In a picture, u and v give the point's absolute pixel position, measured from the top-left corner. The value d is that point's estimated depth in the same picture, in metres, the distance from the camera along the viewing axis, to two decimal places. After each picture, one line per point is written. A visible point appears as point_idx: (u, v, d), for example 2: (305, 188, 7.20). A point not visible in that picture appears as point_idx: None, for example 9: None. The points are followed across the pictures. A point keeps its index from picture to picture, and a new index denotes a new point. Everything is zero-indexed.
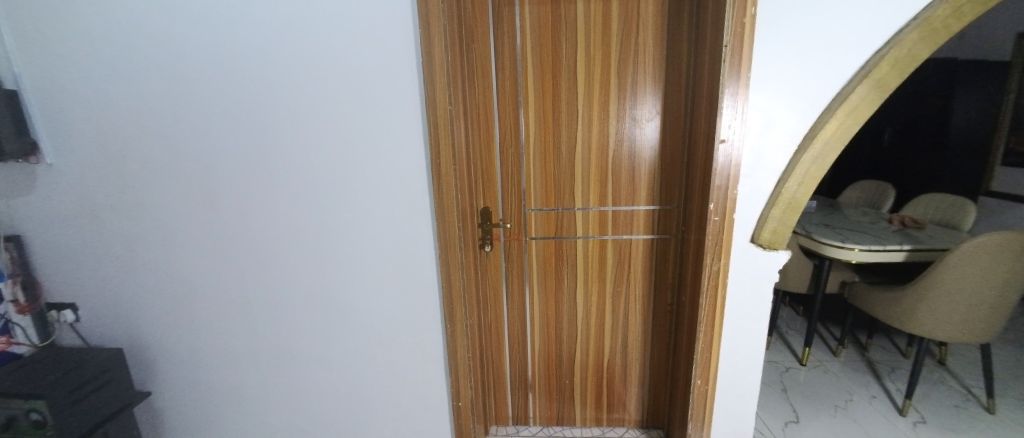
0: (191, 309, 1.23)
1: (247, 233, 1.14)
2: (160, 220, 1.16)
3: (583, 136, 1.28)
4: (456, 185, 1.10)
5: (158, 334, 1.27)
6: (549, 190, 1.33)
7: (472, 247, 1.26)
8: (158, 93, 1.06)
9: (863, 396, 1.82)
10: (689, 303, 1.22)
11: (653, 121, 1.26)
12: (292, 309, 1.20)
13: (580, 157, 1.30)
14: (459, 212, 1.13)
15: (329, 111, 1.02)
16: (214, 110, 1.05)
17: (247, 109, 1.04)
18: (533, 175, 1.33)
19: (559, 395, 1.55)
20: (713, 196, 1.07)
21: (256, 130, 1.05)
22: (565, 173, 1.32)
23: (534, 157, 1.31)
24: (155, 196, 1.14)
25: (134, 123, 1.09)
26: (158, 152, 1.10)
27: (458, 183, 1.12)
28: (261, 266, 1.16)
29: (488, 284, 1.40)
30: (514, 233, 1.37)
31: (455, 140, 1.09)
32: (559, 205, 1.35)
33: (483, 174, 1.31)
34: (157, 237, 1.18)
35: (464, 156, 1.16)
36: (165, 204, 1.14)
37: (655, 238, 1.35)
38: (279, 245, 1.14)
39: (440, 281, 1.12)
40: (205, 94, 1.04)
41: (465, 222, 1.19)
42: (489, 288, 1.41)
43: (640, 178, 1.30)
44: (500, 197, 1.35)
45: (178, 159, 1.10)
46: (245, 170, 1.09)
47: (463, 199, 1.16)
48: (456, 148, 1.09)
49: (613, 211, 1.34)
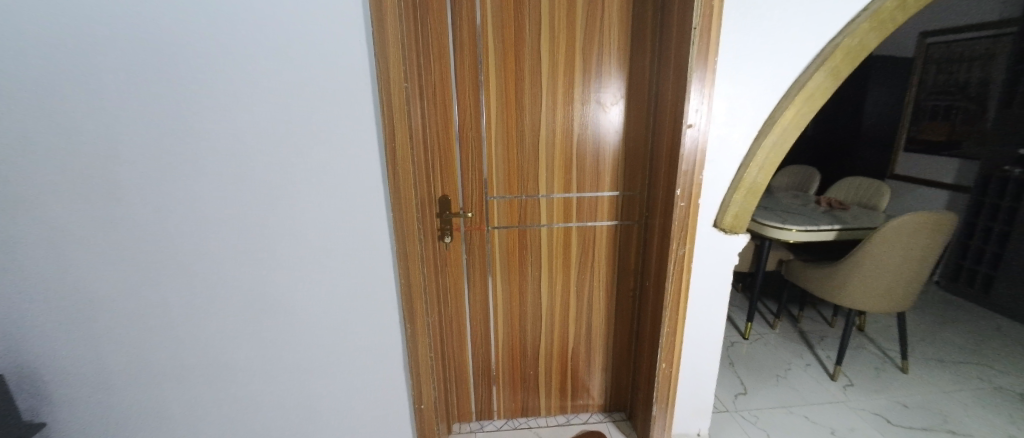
0: (86, 325, 1.01)
1: (158, 230, 0.95)
2: (26, 220, 0.89)
3: (547, 122, 1.22)
4: (414, 173, 1.01)
5: (36, 361, 1.01)
6: (513, 177, 1.26)
7: (431, 240, 1.16)
8: (11, 53, 0.80)
9: (799, 365, 1.98)
10: (654, 289, 1.22)
11: (615, 106, 1.23)
12: (225, 315, 1.04)
13: (544, 143, 1.24)
14: (416, 201, 1.04)
15: (261, 85, 0.86)
16: (102, 79, 0.83)
17: (149, 79, 0.84)
18: (494, 162, 1.24)
19: (524, 386, 1.52)
20: (679, 183, 1.07)
21: (163, 106, 0.86)
22: (530, 160, 1.25)
23: (496, 143, 1.22)
24: (14, 188, 0.87)
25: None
26: (15, 131, 0.84)
27: (415, 171, 1.02)
28: (180, 268, 0.98)
29: (449, 278, 1.30)
30: (476, 223, 1.27)
31: (410, 121, 0.99)
32: (521, 192, 1.28)
33: (440, 160, 1.20)
34: (23, 243, 0.91)
35: (421, 141, 1.05)
36: (31, 199, 0.88)
37: (618, 224, 1.33)
38: (203, 242, 0.96)
39: (399, 278, 1.03)
40: (89, 57, 0.82)
41: (423, 215, 1.09)
42: (450, 282, 1.31)
43: (604, 164, 1.27)
44: (460, 184, 1.24)
45: (49, 142, 0.85)
46: (148, 154, 0.88)
47: (421, 188, 1.06)
48: (411, 132, 0.99)
49: (577, 199, 1.30)
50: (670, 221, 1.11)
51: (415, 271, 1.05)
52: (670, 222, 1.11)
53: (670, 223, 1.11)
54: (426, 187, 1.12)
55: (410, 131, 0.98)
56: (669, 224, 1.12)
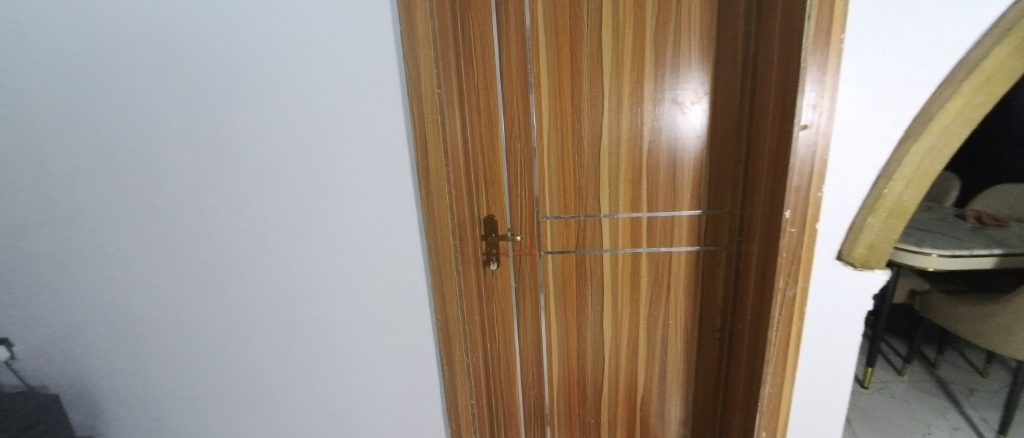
0: (138, 346, 1.01)
1: (205, 249, 0.94)
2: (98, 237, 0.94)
3: (608, 129, 1.02)
4: (452, 192, 0.88)
5: (104, 373, 1.05)
6: (569, 193, 1.07)
7: (472, 268, 1.01)
8: (86, 81, 0.85)
9: (943, 428, 1.53)
10: (752, 335, 0.96)
11: (694, 106, 1.00)
12: (263, 339, 1.00)
13: (603, 155, 1.04)
14: (454, 224, 0.90)
15: (299, 99, 0.83)
16: (158, 100, 0.85)
17: (199, 98, 0.84)
18: (547, 177, 1.06)
19: (584, 434, 1.28)
20: (788, 201, 0.82)
21: (210, 125, 0.85)
22: (588, 174, 1.05)
23: (549, 155, 1.05)
24: (90, 206, 0.92)
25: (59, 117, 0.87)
26: (91, 154, 0.90)
27: (453, 189, 0.89)
28: (224, 288, 0.97)
29: (496, 308, 1.15)
30: (526, 247, 1.10)
31: (447, 133, 0.87)
32: (580, 211, 1.08)
33: (485, 176, 1.05)
34: (96, 259, 0.97)
35: (460, 156, 0.92)
36: (101, 218, 0.94)
37: (701, 249, 1.09)
38: (244, 262, 0.94)
39: (434, 306, 0.93)
40: (149, 80, 0.84)
41: (462, 240, 0.94)
42: (498, 312, 1.15)
43: (683, 176, 1.04)
44: (509, 203, 1.08)
45: (116, 162, 0.89)
46: (198, 173, 0.89)
47: (460, 209, 0.92)
48: (448, 145, 0.86)
49: (648, 220, 1.08)
50: (774, 249, 0.86)
51: (453, 302, 0.92)
52: (775, 252, 0.86)
53: (775, 253, 0.86)
54: (467, 208, 0.96)
55: (447, 144, 0.86)
56: (773, 254, 0.86)
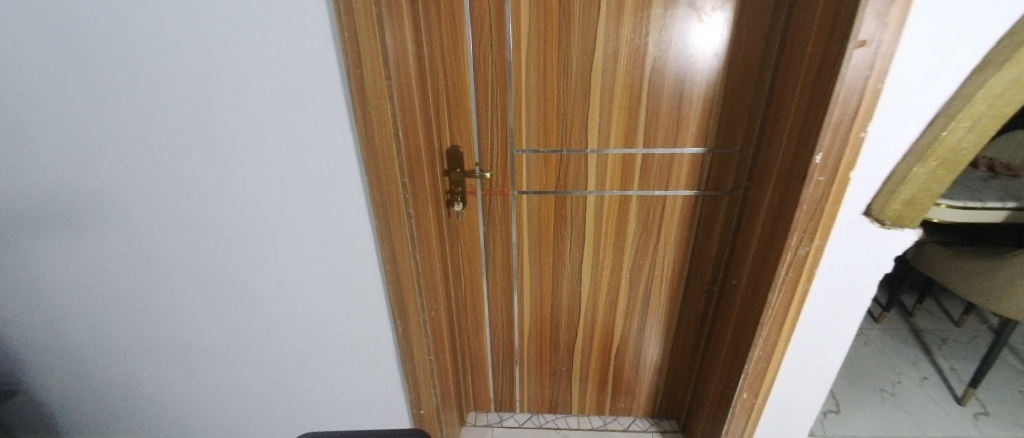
0: (21, 332, 0.77)
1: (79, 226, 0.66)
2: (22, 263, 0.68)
3: (603, 44, 0.81)
4: (399, 116, 0.68)
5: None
6: (550, 123, 0.87)
7: (431, 210, 0.86)
8: None
9: (913, 377, 1.54)
10: (746, 295, 0.86)
11: (713, 12, 0.78)
12: (184, 329, 0.78)
13: (593, 78, 0.83)
14: (402, 160, 0.71)
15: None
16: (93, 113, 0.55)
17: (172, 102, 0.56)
18: (525, 102, 0.86)
19: (554, 380, 1.23)
20: (821, 143, 0.66)
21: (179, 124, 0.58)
22: (574, 101, 0.85)
23: (527, 74, 0.83)
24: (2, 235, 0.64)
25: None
26: None
27: (399, 112, 0.69)
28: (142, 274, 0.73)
29: (461, 253, 1.02)
30: (497, 186, 0.93)
31: (387, 33, 0.62)
32: (562, 145, 0.89)
33: (449, 97, 0.85)
34: None
35: (407, 67, 0.70)
36: None
37: (701, 195, 0.93)
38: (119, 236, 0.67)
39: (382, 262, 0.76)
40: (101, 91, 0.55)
41: (415, 177, 0.76)
42: (464, 259, 1.02)
43: (689, 108, 0.85)
44: (477, 132, 0.89)
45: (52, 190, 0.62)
46: (136, 184, 0.63)
47: (410, 138, 0.73)
48: (390, 49, 0.63)
49: (642, 160, 0.90)
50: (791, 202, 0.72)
51: (404, 253, 0.76)
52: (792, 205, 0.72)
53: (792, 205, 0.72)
54: (419, 136, 0.78)
55: (389, 49, 0.63)
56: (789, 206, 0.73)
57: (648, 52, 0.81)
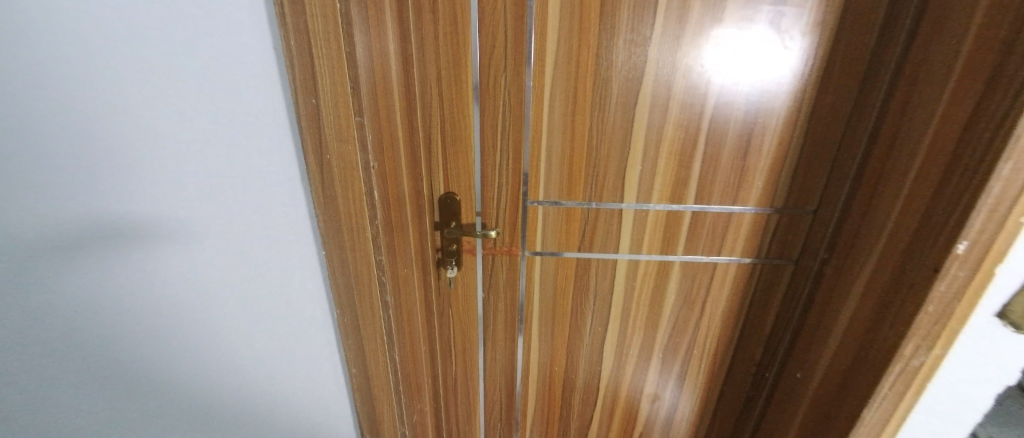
0: None
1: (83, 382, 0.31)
2: (194, 372, 0.39)
3: (654, 74, 0.61)
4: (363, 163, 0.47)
5: None
6: (579, 172, 0.66)
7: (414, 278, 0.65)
8: None
9: None
10: (823, 402, 0.66)
11: (775, 38, 0.60)
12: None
13: (637, 118, 0.63)
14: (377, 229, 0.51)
15: None
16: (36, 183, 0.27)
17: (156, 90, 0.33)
18: (547, 145, 0.65)
19: None
20: (967, 225, 0.44)
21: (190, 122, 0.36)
22: (609, 143, 0.65)
23: (553, 110, 0.62)
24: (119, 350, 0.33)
25: (79, 153, 0.29)
26: None
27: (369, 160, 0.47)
28: (233, 392, 0.44)
29: (454, 325, 0.80)
30: (504, 246, 0.72)
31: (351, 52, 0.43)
32: (593, 199, 0.69)
33: (446, 134, 0.63)
34: None
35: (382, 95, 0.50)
36: None
37: (758, 262, 0.75)
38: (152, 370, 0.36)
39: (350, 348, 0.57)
40: (46, 65, 0.27)
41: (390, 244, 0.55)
42: (457, 333, 0.81)
43: (756, 159, 0.67)
44: (481, 178, 0.67)
45: (146, 258, 0.34)
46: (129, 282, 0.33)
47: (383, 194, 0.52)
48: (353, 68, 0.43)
49: (690, 218, 0.71)
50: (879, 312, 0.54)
51: (374, 347, 0.58)
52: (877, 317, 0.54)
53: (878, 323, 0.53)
54: (400, 187, 0.56)
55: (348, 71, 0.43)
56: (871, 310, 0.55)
57: (707, 89, 0.62)
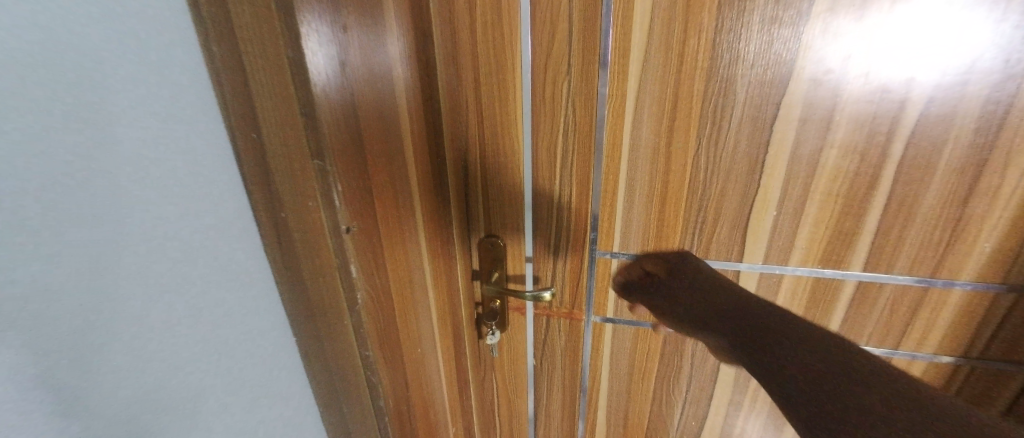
0: None
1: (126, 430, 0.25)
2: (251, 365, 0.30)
3: (810, 73, 0.38)
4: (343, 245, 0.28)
5: None
6: (675, 219, 0.45)
7: (438, 350, 0.49)
8: None
9: None
10: None
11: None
12: None
13: (775, 141, 0.41)
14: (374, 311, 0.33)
15: None
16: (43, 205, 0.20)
17: (166, 84, 0.23)
18: (628, 181, 0.45)
19: None
20: None
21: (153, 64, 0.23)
22: (726, 175, 0.43)
23: (637, 130, 0.42)
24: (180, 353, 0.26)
25: (119, 145, 0.22)
26: None
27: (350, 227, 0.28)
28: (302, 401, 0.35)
29: (496, 409, 0.61)
30: (565, 309, 0.53)
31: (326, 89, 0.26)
32: (697, 259, 0.47)
33: (484, 164, 0.47)
34: None
35: (378, 133, 0.32)
36: None
37: (974, 368, 0.46)
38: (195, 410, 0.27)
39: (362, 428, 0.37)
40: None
41: (394, 342, 0.36)
42: (500, 418, 0.62)
43: (993, 210, 0.39)
44: (532, 217, 0.49)
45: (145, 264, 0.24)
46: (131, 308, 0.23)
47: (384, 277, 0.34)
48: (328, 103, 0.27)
49: (854, 290, 0.46)
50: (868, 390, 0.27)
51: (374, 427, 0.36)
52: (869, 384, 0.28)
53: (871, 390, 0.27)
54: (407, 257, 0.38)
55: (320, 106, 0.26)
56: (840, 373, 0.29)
57: (907, 93, 0.37)
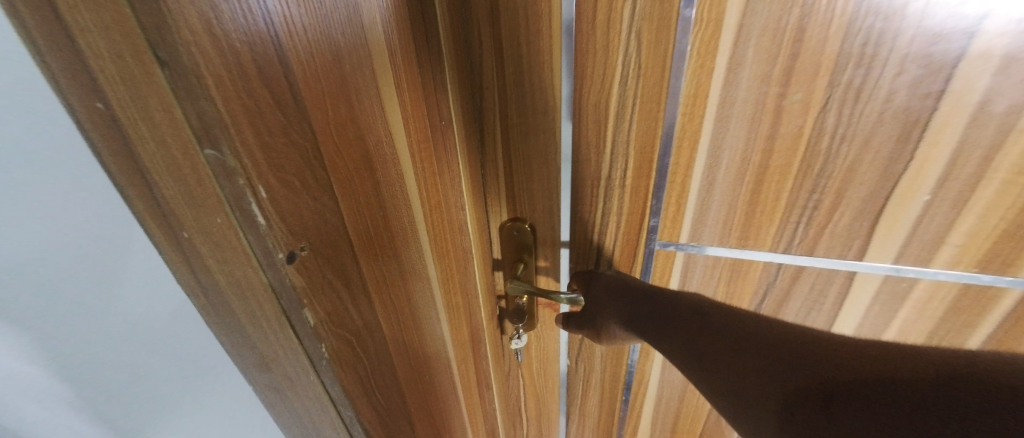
0: None
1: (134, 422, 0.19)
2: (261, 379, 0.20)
3: None
4: (287, 283, 0.18)
5: None
6: (773, 205, 0.33)
7: (451, 364, 0.39)
8: None
9: None
10: None
11: None
12: None
13: (957, 91, 0.26)
14: (351, 354, 0.23)
15: None
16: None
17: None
18: (711, 153, 0.31)
19: None
20: None
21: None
22: (862, 145, 0.29)
23: (733, 81, 0.28)
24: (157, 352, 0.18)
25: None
26: None
27: (293, 252, 0.17)
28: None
29: (524, 408, 0.54)
30: None
31: (211, 10, 0.13)
32: (794, 252, 0.35)
33: (505, 127, 0.34)
34: None
35: (336, 91, 0.19)
36: None
37: None
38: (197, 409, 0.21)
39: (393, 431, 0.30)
40: None
41: (384, 379, 0.27)
42: (528, 417, 0.54)
43: None
44: (569, 199, 0.37)
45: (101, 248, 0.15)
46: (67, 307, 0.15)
47: (360, 304, 0.23)
48: (219, 37, 0.13)
49: (1019, 301, 0.33)
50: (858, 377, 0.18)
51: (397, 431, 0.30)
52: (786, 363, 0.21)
53: (834, 371, 0.19)
54: (400, 262, 0.28)
55: (200, 46, 0.12)
56: (829, 386, 0.19)
57: None
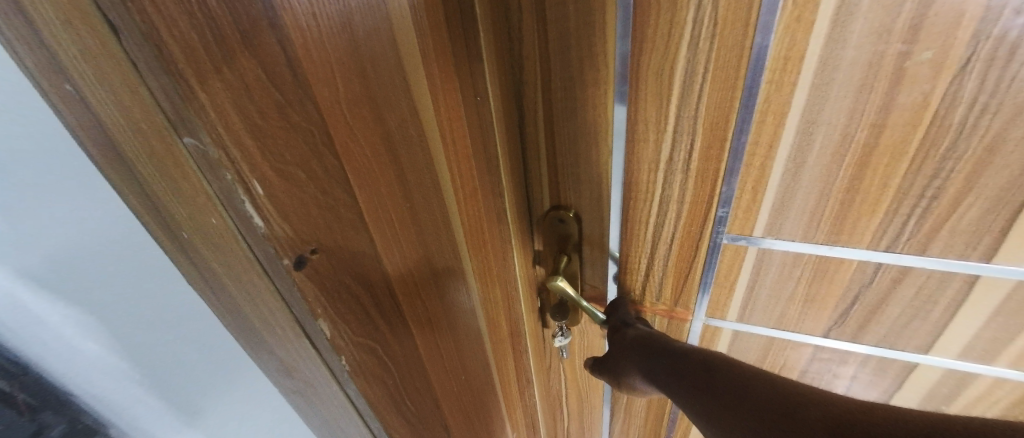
0: None
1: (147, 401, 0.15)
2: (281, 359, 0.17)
3: None
4: (295, 293, 0.16)
5: None
6: (878, 193, 0.27)
7: (490, 359, 0.37)
8: None
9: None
10: None
11: None
12: None
13: None
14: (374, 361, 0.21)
15: None
16: None
17: None
18: (801, 131, 0.26)
19: None
20: None
21: None
22: (1011, 119, 0.22)
23: (837, 39, 0.22)
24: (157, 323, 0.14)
25: None
26: None
27: (302, 257, 0.15)
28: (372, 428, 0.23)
29: (568, 403, 0.51)
30: (664, 305, 0.38)
31: None
32: (900, 251, 0.29)
33: (547, 104, 0.30)
34: None
35: (345, 59, 0.16)
36: None
37: None
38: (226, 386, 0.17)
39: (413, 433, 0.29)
40: None
41: (413, 381, 0.25)
42: (572, 412, 0.52)
43: None
44: (620, 185, 0.32)
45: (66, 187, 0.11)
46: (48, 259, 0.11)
47: (384, 304, 0.21)
48: (188, 0, 0.10)
49: None
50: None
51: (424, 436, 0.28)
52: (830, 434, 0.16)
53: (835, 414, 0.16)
54: (430, 256, 0.25)
55: (158, 7, 0.09)
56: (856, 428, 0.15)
57: None
